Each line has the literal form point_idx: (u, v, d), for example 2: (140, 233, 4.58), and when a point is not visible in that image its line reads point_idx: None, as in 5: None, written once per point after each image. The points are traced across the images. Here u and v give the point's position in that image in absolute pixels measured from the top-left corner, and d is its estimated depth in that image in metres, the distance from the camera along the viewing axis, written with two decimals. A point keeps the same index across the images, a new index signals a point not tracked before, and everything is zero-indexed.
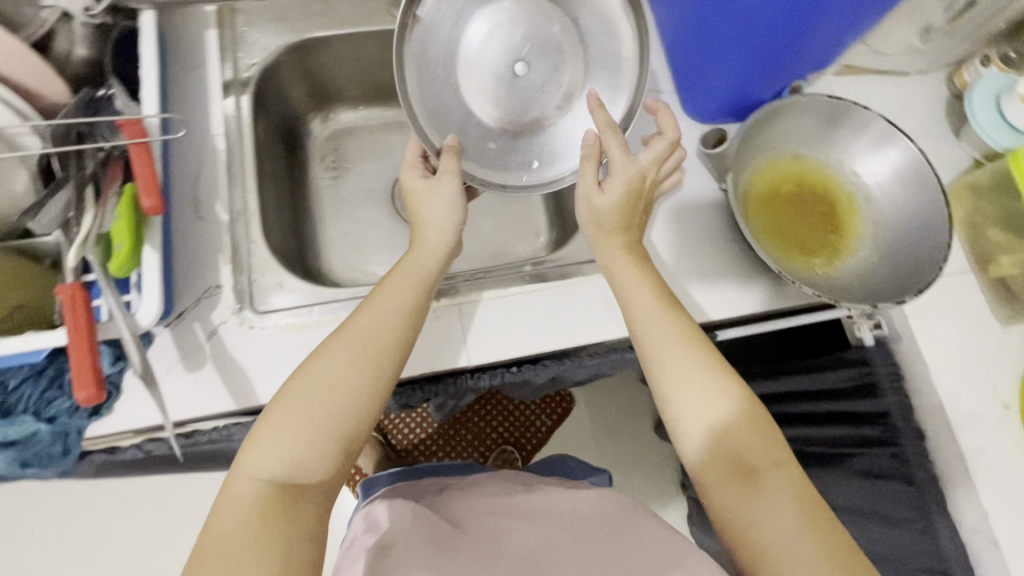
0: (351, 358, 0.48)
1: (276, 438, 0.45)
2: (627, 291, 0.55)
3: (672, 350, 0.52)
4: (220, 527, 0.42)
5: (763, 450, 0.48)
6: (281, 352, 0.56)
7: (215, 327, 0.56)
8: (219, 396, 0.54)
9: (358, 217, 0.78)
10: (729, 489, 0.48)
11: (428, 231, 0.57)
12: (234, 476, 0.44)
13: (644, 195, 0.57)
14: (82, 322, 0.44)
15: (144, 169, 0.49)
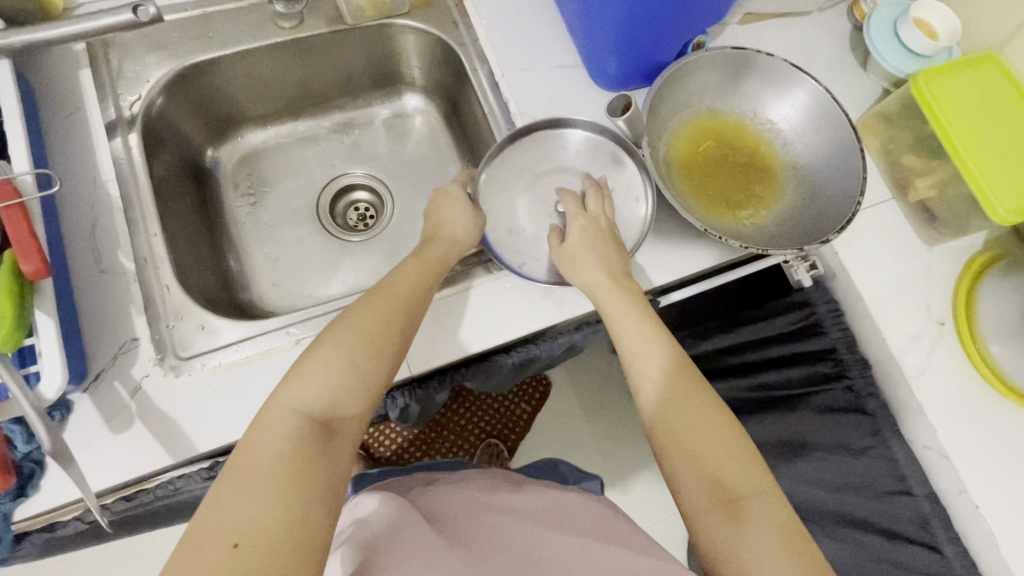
0: (380, 315, 0.54)
1: (317, 377, 0.49)
2: (583, 258, 0.61)
3: (659, 361, 0.55)
4: (254, 459, 0.43)
5: (744, 476, 0.49)
6: (213, 395, 0.54)
7: (138, 383, 0.53)
8: (154, 453, 0.52)
9: (286, 240, 0.76)
10: (707, 506, 0.48)
11: (440, 231, 0.64)
12: (273, 411, 0.46)
13: (603, 228, 0.63)
14: None
15: (20, 233, 0.46)
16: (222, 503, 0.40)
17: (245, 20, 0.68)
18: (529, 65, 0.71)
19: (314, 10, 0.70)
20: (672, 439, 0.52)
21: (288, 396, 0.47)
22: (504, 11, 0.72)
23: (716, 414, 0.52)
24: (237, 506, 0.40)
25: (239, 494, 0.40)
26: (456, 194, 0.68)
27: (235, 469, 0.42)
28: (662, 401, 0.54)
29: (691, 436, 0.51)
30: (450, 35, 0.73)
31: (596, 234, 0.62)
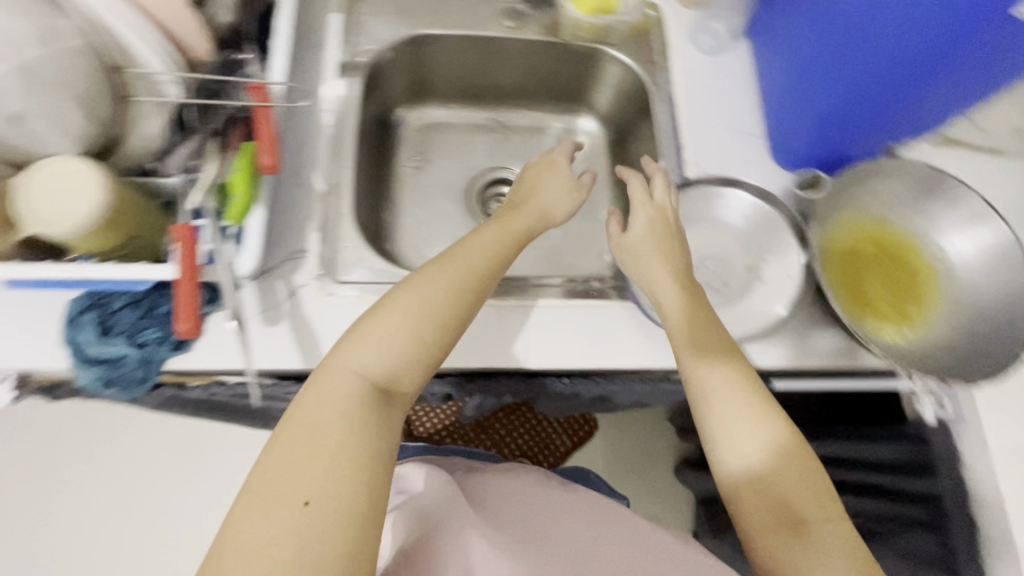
0: (450, 279, 0.52)
1: (377, 342, 0.48)
2: (648, 261, 0.59)
3: (731, 386, 0.52)
4: (313, 415, 0.44)
5: (813, 503, 0.48)
6: (348, 323, 0.58)
7: (297, 288, 0.59)
8: (289, 353, 0.56)
9: (435, 209, 0.81)
10: (776, 534, 0.48)
11: (531, 198, 0.64)
12: (330, 370, 0.47)
13: (669, 223, 0.61)
14: (189, 268, 0.47)
15: (265, 129, 0.52)
16: (283, 461, 0.41)
17: (476, 10, 0.75)
18: (714, 124, 0.73)
19: (538, 18, 0.75)
20: (734, 463, 0.51)
21: (347, 357, 0.47)
22: (703, 67, 0.76)
23: (781, 438, 0.50)
24: (297, 468, 0.41)
25: (300, 454, 0.42)
26: (557, 161, 0.66)
27: (292, 428, 0.43)
28: (724, 420, 0.51)
29: (757, 463, 0.50)
30: (649, 75, 0.76)
31: (663, 239, 0.60)
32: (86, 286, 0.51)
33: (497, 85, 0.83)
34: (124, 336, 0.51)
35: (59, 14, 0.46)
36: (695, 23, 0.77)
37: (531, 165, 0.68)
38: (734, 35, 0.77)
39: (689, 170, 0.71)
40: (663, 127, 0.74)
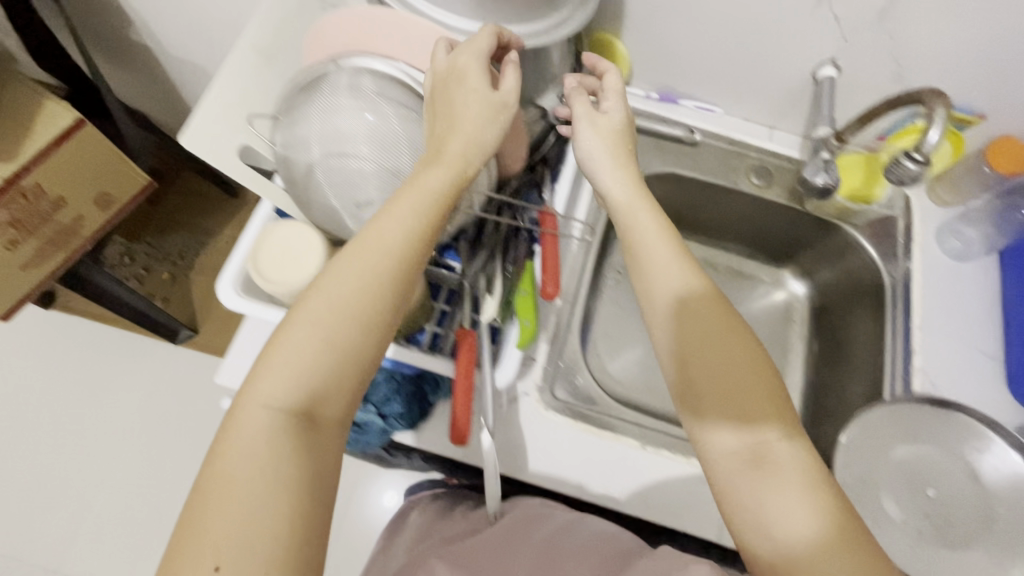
0: (364, 273, 0.44)
1: (288, 369, 0.41)
2: (640, 227, 0.49)
3: (687, 294, 0.46)
4: (232, 465, 0.38)
5: (719, 391, 0.43)
6: (563, 444, 0.61)
7: (519, 395, 0.62)
8: (497, 457, 0.60)
9: (621, 323, 0.85)
10: (733, 454, 0.41)
11: (455, 136, 0.48)
12: (246, 406, 0.40)
13: (624, 135, 0.54)
14: (465, 379, 0.54)
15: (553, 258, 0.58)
16: (199, 526, 0.36)
17: (726, 161, 0.78)
18: (949, 336, 0.70)
19: (783, 181, 0.77)
20: (696, 392, 0.43)
21: (261, 391, 0.41)
22: (946, 271, 0.73)
23: (710, 333, 0.44)
24: (219, 532, 0.35)
25: (229, 508, 0.36)
26: (467, 75, 0.48)
27: (209, 484, 0.37)
28: (680, 330, 0.45)
29: (695, 331, 0.44)
30: (885, 263, 0.75)
31: (638, 211, 0.50)
32: None
33: (716, 224, 0.86)
34: (376, 406, 0.56)
35: None
36: (946, 223, 0.75)
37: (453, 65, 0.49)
38: (990, 247, 0.73)
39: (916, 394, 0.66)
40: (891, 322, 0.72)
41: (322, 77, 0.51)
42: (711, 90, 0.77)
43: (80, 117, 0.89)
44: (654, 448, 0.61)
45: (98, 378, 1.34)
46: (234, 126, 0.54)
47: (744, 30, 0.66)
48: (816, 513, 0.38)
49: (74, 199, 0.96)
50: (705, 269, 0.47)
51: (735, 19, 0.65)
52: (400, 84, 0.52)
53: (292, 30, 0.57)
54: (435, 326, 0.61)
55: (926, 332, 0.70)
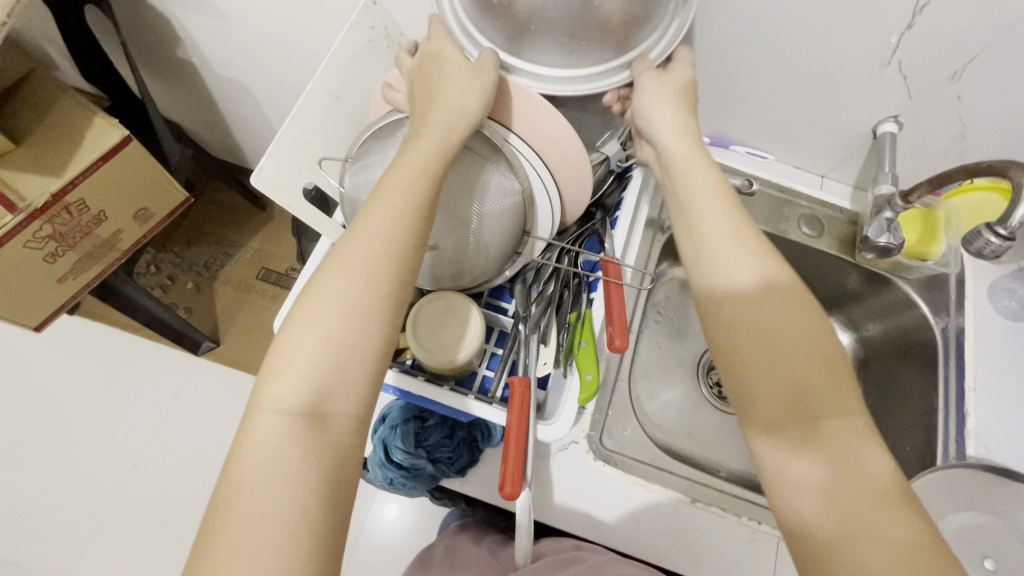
0: (357, 262, 0.42)
1: (291, 368, 0.40)
2: (696, 200, 0.48)
3: (740, 285, 0.44)
4: (242, 474, 0.37)
5: (781, 387, 0.40)
6: (610, 496, 0.59)
7: (567, 444, 0.61)
8: (538, 505, 0.59)
9: (662, 365, 0.83)
10: (796, 462, 0.38)
11: (456, 129, 0.48)
12: (257, 412, 0.39)
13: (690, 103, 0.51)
14: (517, 422, 0.50)
15: (615, 306, 0.55)
16: (212, 530, 0.35)
17: (776, 208, 0.78)
18: (1006, 397, 0.68)
19: (832, 231, 0.77)
20: (759, 396, 0.41)
21: (269, 390, 0.40)
22: (1001, 330, 0.72)
23: (774, 329, 0.41)
24: (233, 533, 0.35)
25: (238, 517, 0.35)
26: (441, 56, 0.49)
27: (226, 491, 0.37)
28: (732, 329, 0.43)
29: (754, 331, 0.42)
30: (936, 319, 0.74)
31: (697, 177, 0.49)
32: (410, 398, 0.55)
33: None
34: (428, 453, 0.55)
35: (506, 175, 0.54)
36: (1000, 281, 0.74)
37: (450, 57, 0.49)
38: None
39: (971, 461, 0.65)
40: (942, 380, 0.71)
41: (397, 125, 0.52)
42: (764, 137, 0.76)
43: (127, 133, 0.89)
44: (703, 504, 0.60)
45: (121, 387, 1.34)
46: (301, 166, 0.54)
47: (808, 83, 0.66)
48: (894, 519, 0.35)
49: (114, 213, 0.96)
50: (776, 253, 0.45)
51: (799, 71, 0.65)
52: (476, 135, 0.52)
53: (359, 72, 0.57)
54: (487, 369, 0.60)
55: (981, 393, 0.68)
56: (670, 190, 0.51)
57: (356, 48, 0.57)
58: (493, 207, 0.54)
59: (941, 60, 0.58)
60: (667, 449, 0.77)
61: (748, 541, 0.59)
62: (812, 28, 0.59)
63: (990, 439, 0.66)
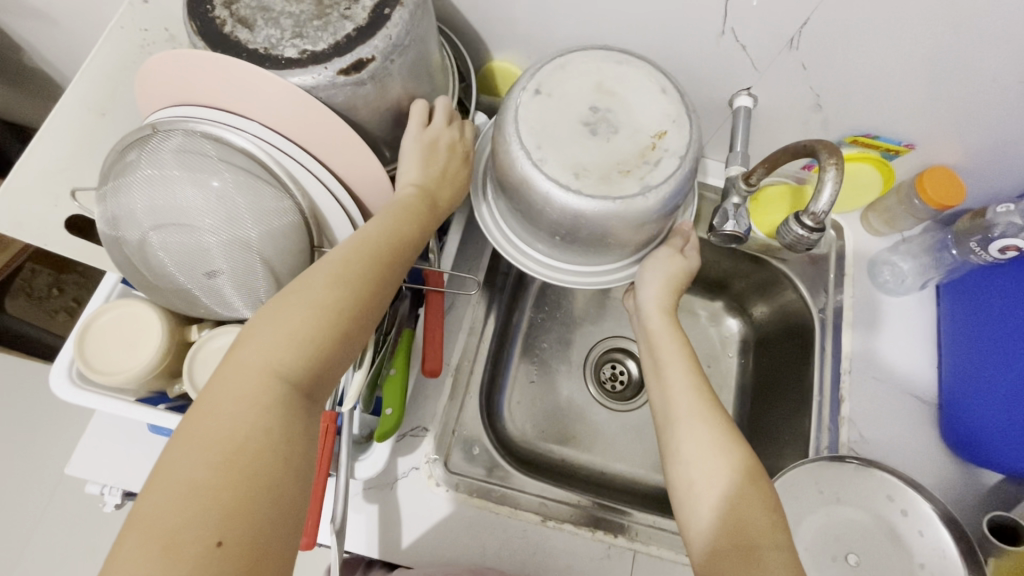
0: (384, 253, 0.43)
1: (295, 339, 0.37)
2: (669, 362, 0.53)
3: (698, 424, 0.49)
4: (235, 428, 0.34)
5: (725, 511, 0.45)
6: (451, 524, 0.56)
7: (406, 473, 0.56)
8: (369, 542, 0.54)
9: (547, 366, 0.79)
10: (726, 560, 0.43)
11: (448, 184, 0.51)
12: (250, 369, 0.36)
13: (684, 282, 0.56)
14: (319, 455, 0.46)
15: (434, 324, 0.52)
16: (179, 477, 0.32)
17: None
18: (877, 376, 0.65)
19: (706, 213, 0.72)
20: (703, 515, 0.45)
21: (259, 354, 0.37)
22: (878, 308, 0.68)
23: (719, 465, 0.46)
24: (220, 492, 0.32)
25: (228, 474, 0.33)
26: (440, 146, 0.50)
27: (200, 444, 0.33)
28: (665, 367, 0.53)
29: (702, 464, 0.47)
30: (814, 300, 0.70)
31: (665, 339, 0.55)
32: None
33: None
34: None
35: (273, 192, 0.45)
36: (880, 255, 0.70)
37: (418, 140, 0.48)
38: (925, 282, 0.68)
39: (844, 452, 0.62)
40: (819, 364, 0.67)
41: (145, 142, 0.44)
42: None
43: None
44: (556, 522, 0.57)
45: None
46: (58, 195, 0.48)
47: (656, 57, 0.60)
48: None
49: None
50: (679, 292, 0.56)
51: (642, 47, 0.59)
52: (240, 148, 0.44)
53: (125, 80, 0.51)
54: None
55: (853, 374, 0.65)
56: (645, 344, 0.57)
57: (123, 54, 0.51)
58: (267, 229, 0.45)
59: (777, 26, 0.52)
60: (548, 456, 0.73)
61: (601, 558, 0.56)
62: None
63: (856, 422, 0.63)
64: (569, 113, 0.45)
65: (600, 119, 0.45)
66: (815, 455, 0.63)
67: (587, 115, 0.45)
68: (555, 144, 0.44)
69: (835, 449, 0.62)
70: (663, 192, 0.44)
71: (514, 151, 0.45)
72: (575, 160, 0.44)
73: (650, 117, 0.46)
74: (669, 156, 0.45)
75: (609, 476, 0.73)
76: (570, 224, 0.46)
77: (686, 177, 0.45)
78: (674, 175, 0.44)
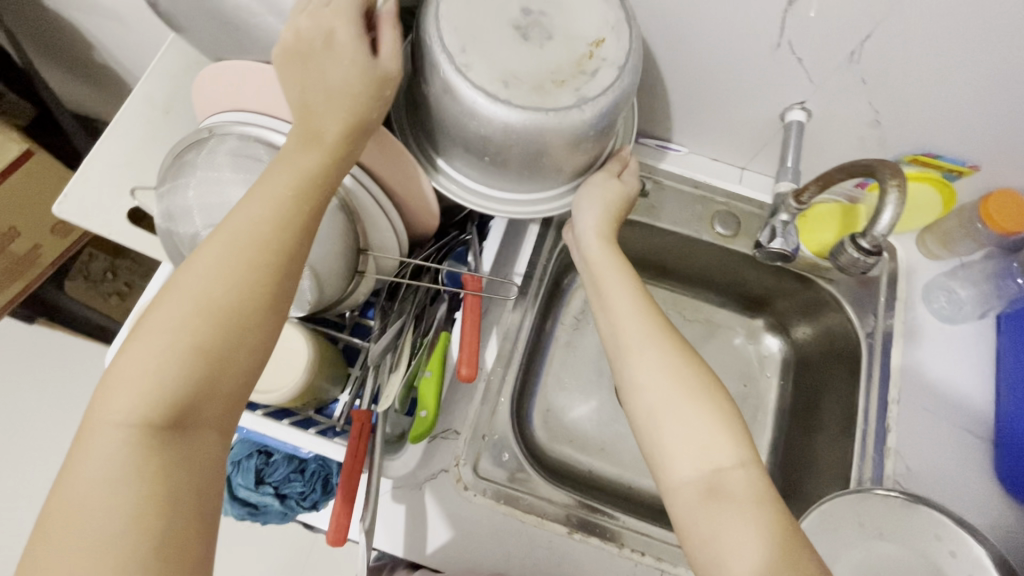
0: (228, 252, 0.37)
1: (136, 384, 0.34)
2: (609, 283, 0.50)
3: (648, 346, 0.46)
4: (80, 492, 0.32)
5: (684, 439, 0.42)
6: (478, 531, 0.56)
7: (434, 474, 0.57)
8: (396, 541, 0.55)
9: (577, 376, 0.78)
10: (691, 489, 0.40)
11: (329, 111, 0.41)
12: (96, 424, 0.34)
13: (626, 204, 0.54)
14: (352, 448, 0.46)
15: (469, 325, 0.51)
16: (36, 559, 0.31)
17: (688, 207, 0.72)
18: (925, 407, 0.62)
19: (750, 228, 0.71)
20: (663, 443, 0.42)
21: (106, 410, 0.34)
22: (931, 335, 0.65)
23: (672, 386, 0.44)
24: (68, 562, 0.30)
25: (77, 542, 0.31)
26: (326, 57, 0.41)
27: (54, 526, 0.31)
28: (607, 288, 0.50)
29: (658, 388, 0.44)
30: (862, 323, 0.67)
31: (604, 261, 0.52)
32: (251, 434, 0.52)
33: (684, 267, 0.79)
34: (272, 488, 0.52)
35: None
36: (936, 279, 0.67)
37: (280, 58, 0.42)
38: (984, 311, 0.65)
39: (889, 484, 0.59)
40: (866, 390, 0.64)
41: (204, 143, 0.46)
42: (673, 129, 0.70)
43: (29, 147, 0.87)
44: (581, 535, 0.56)
45: None
46: (117, 189, 0.50)
47: (705, 68, 0.59)
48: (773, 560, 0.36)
49: (29, 228, 0.94)
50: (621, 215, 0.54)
51: (691, 57, 0.58)
52: None
53: (188, 80, 0.53)
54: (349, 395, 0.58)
55: (900, 403, 0.62)
56: (586, 274, 0.54)
57: (188, 58, 0.53)
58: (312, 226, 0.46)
59: (836, 37, 0.51)
60: (575, 466, 0.73)
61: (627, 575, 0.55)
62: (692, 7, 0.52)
63: (900, 454, 0.60)
64: (500, 17, 0.44)
65: (532, 23, 0.44)
66: (857, 486, 0.60)
67: (518, 19, 0.44)
68: (480, 48, 0.43)
69: (879, 480, 0.59)
70: (598, 104, 0.44)
71: (435, 53, 0.43)
72: (504, 66, 0.43)
73: (584, 24, 0.45)
74: (607, 66, 0.44)
75: (636, 490, 0.72)
76: (499, 141, 0.45)
77: (622, 91, 0.45)
78: (612, 86, 0.44)
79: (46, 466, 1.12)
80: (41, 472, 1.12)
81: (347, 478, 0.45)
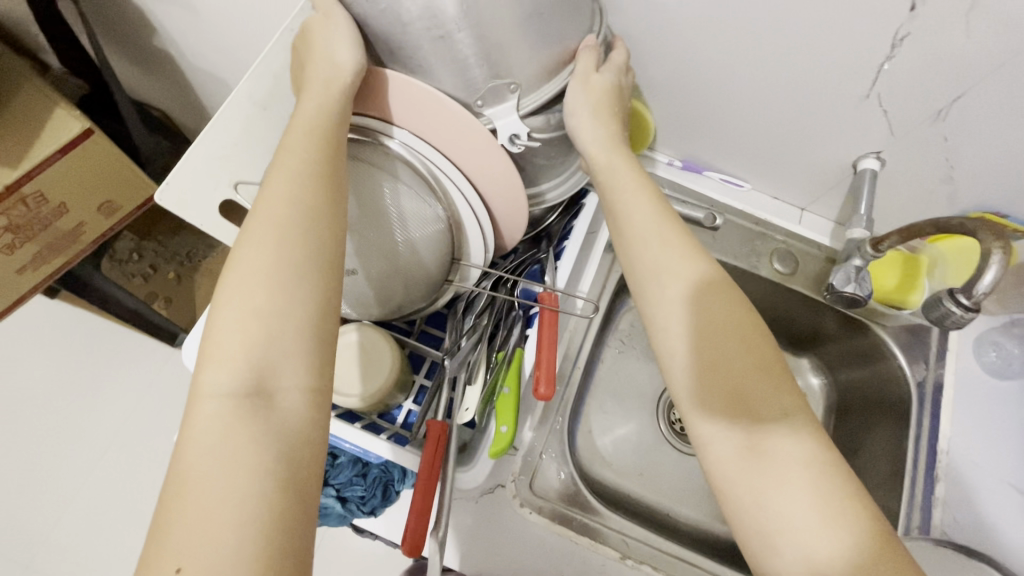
0: (272, 229, 0.39)
1: (228, 355, 0.35)
2: (629, 198, 0.48)
3: (669, 280, 0.44)
4: (198, 461, 0.32)
5: (717, 388, 0.41)
6: (532, 550, 0.55)
7: (495, 486, 0.57)
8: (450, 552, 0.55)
9: (620, 398, 0.78)
10: (730, 442, 0.40)
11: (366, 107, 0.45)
12: (196, 403, 0.35)
13: None
14: (431, 454, 0.47)
15: (545, 343, 0.51)
16: (167, 526, 0.31)
17: (747, 243, 0.74)
18: (975, 458, 0.63)
19: (808, 267, 0.72)
20: (695, 387, 0.42)
21: (201, 391, 0.35)
22: (981, 388, 0.66)
23: (687, 326, 0.43)
24: (191, 521, 0.30)
25: (199, 503, 0.31)
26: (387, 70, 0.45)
27: (175, 496, 0.32)
28: (624, 212, 0.48)
29: (681, 329, 0.43)
30: (912, 370, 0.68)
31: (619, 167, 0.49)
32: None
33: None
34: (335, 490, 0.53)
35: (429, 201, 0.50)
36: (988, 333, 0.68)
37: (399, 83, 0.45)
38: None
39: (936, 534, 0.60)
40: (917, 440, 0.65)
41: None
42: (740, 166, 0.71)
43: (90, 126, 0.87)
44: (635, 562, 0.56)
45: None
46: (216, 184, 0.52)
47: (786, 111, 0.60)
48: (823, 524, 0.36)
49: (77, 207, 0.94)
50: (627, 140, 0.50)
51: (774, 100, 0.59)
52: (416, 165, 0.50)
53: (292, 83, 0.54)
54: (412, 403, 0.58)
55: (957, 453, 0.63)
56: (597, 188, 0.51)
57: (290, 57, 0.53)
58: (419, 232, 0.50)
59: (928, 95, 0.52)
60: (614, 490, 0.73)
61: None
62: (787, 54, 0.53)
63: (950, 505, 0.61)
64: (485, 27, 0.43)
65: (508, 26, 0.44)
66: (904, 533, 0.61)
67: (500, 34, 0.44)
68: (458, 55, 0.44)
69: (928, 529, 0.60)
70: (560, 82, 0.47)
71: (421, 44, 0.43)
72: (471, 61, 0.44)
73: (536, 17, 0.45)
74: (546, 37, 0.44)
75: (675, 518, 0.72)
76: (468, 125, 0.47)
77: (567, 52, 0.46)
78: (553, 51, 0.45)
79: (68, 441, 1.12)
80: (63, 449, 1.12)
81: (422, 473, 0.46)
